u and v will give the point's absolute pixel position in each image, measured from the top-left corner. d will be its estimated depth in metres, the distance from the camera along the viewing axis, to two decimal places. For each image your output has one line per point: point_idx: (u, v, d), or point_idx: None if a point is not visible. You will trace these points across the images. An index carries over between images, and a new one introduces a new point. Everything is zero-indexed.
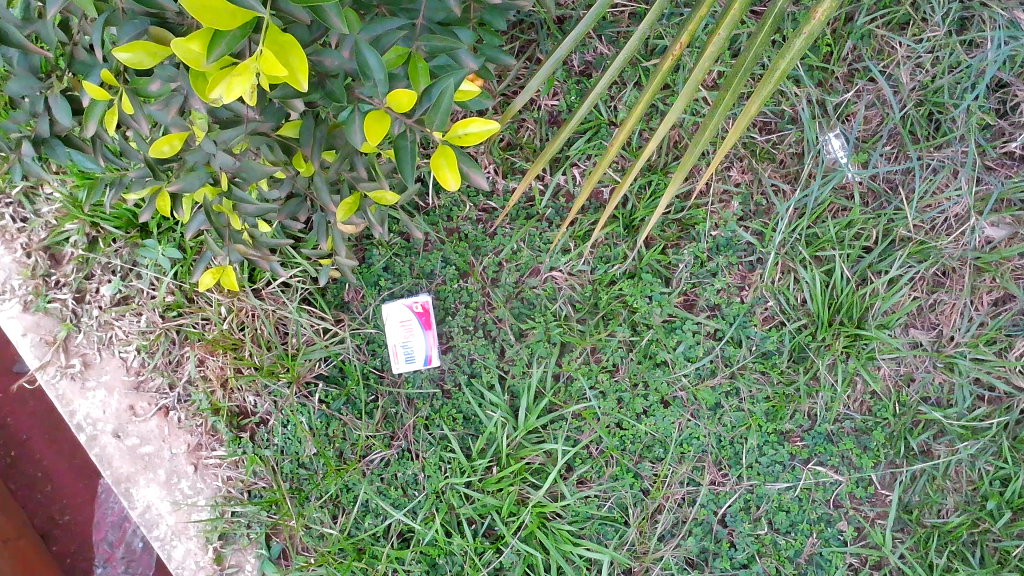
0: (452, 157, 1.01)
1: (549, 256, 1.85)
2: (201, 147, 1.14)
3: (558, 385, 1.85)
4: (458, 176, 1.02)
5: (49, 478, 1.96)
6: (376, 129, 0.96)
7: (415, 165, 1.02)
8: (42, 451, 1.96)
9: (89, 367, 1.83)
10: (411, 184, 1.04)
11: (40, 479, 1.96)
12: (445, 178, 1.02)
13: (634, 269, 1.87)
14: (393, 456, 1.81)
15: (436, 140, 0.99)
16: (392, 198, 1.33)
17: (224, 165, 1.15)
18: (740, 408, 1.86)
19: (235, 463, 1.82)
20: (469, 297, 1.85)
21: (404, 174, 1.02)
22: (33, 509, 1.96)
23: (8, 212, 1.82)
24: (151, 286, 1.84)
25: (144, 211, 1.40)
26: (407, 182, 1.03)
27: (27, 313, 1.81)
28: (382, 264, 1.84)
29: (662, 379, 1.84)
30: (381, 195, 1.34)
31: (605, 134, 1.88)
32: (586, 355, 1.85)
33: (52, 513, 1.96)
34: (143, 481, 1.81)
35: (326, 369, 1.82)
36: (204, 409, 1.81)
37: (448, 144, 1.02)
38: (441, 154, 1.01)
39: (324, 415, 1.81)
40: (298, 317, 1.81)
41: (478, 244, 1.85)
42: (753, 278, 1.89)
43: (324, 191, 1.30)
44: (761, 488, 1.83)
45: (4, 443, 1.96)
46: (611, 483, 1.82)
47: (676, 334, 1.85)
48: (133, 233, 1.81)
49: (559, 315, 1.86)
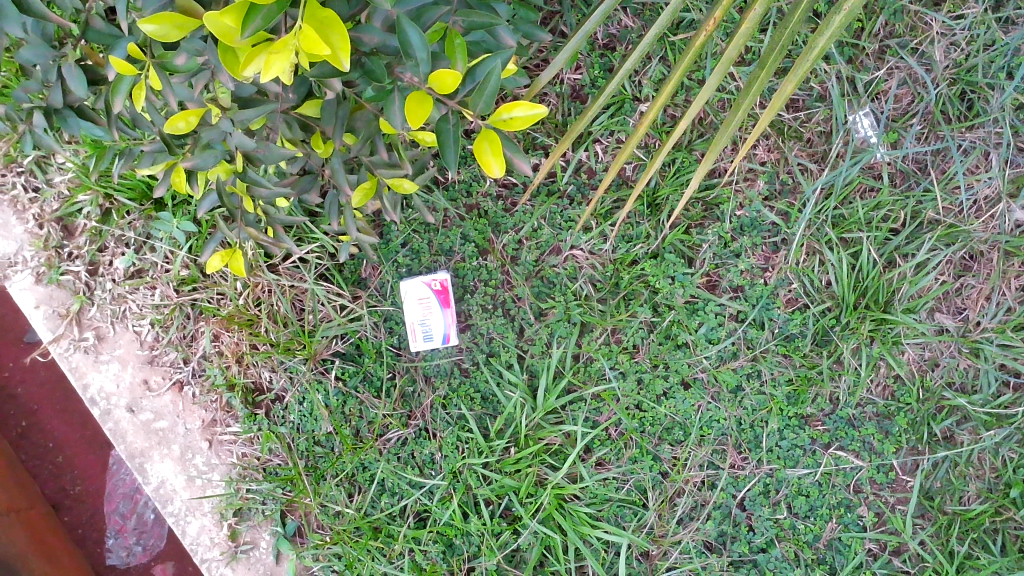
0: (496, 143, 0.98)
1: (570, 235, 1.82)
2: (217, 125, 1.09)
3: (578, 366, 1.82)
4: (504, 164, 0.98)
5: (61, 449, 1.94)
6: (420, 111, 0.91)
7: (457, 152, 0.97)
8: (54, 422, 1.94)
9: (102, 341, 1.80)
10: (452, 173, 0.99)
11: (51, 450, 1.94)
12: (489, 165, 0.98)
13: (657, 250, 1.84)
14: (411, 435, 1.78)
15: (480, 124, 0.96)
16: (411, 185, 1.29)
17: (240, 145, 1.10)
18: (762, 391, 1.83)
19: (250, 440, 1.79)
20: (488, 276, 1.82)
21: (446, 160, 0.97)
22: (45, 480, 1.94)
23: (20, 181, 1.79)
24: (165, 260, 1.81)
25: (157, 184, 1.34)
26: (448, 170, 0.99)
27: (40, 285, 1.79)
28: (400, 241, 1.80)
29: (684, 360, 1.81)
30: (399, 181, 1.30)
31: (629, 111, 1.86)
32: (607, 335, 1.82)
33: (62, 485, 1.94)
34: (157, 457, 1.79)
35: (342, 347, 1.80)
36: (219, 384, 1.78)
37: (491, 129, 0.98)
38: (484, 139, 0.98)
39: (340, 392, 1.78)
40: (316, 291, 1.78)
41: (498, 221, 1.83)
42: (778, 259, 1.86)
43: (340, 175, 1.22)
44: (781, 472, 1.81)
45: (15, 414, 1.94)
46: (629, 465, 1.80)
47: (699, 315, 1.83)
48: (147, 206, 1.79)
49: (580, 294, 1.83)
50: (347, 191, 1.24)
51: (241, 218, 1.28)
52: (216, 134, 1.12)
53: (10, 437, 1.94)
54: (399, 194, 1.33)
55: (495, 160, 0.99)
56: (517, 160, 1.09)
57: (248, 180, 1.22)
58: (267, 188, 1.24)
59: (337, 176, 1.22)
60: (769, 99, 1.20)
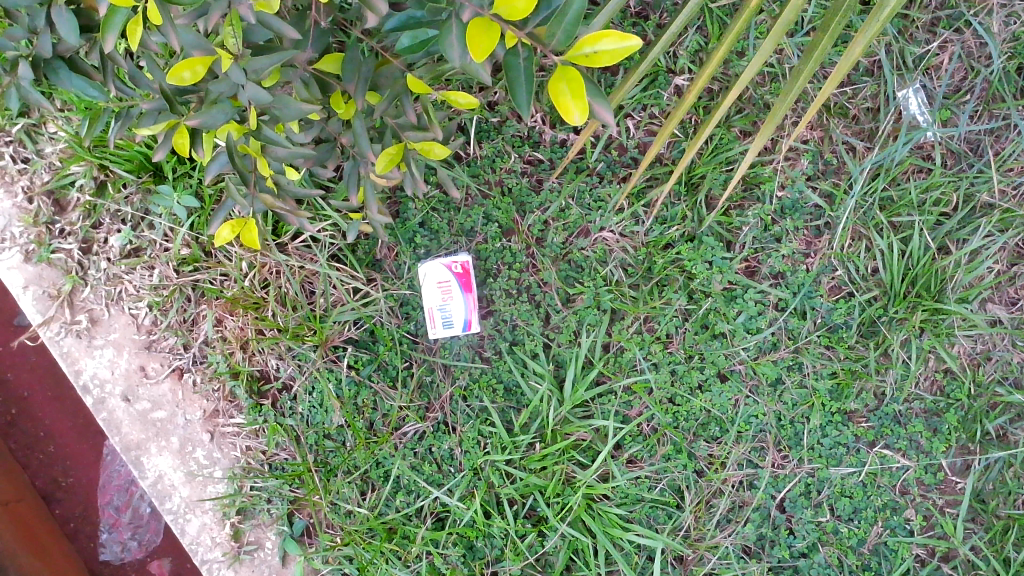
0: (576, 82, 0.81)
1: (600, 215, 1.70)
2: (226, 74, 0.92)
3: (608, 355, 1.69)
4: (585, 110, 0.82)
5: (53, 438, 1.82)
6: (486, 41, 0.78)
7: (530, 96, 0.82)
8: (45, 408, 1.81)
9: (96, 325, 1.67)
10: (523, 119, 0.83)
11: (43, 439, 1.82)
12: (566, 109, 0.82)
13: (693, 232, 1.72)
14: (429, 429, 1.65)
15: (555, 58, 0.80)
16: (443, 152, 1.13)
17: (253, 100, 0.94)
18: (803, 384, 1.72)
19: (255, 432, 1.66)
20: (512, 258, 1.69)
21: (516, 104, 0.82)
22: (36, 470, 1.82)
23: (9, 151, 1.66)
24: (165, 238, 1.67)
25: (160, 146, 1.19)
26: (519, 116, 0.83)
27: (29, 264, 1.66)
28: (418, 220, 1.67)
29: (720, 352, 1.70)
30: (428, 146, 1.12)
31: (663, 83, 1.75)
32: (639, 324, 1.70)
33: (55, 476, 1.82)
34: (154, 449, 1.65)
35: (356, 333, 1.66)
36: (222, 372, 1.64)
37: (572, 65, 0.82)
38: (561, 76, 0.81)
39: (353, 382, 1.64)
40: (327, 274, 1.65)
41: (523, 200, 1.70)
42: (820, 244, 1.74)
43: (364, 139, 1.10)
44: (823, 472, 1.69)
45: (4, 401, 1.81)
46: (662, 464, 1.68)
47: (737, 303, 1.71)
48: (145, 178, 1.65)
49: (610, 280, 1.71)
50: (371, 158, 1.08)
51: (253, 182, 1.11)
52: (226, 87, 0.96)
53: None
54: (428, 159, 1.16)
55: (574, 104, 0.82)
56: (598, 108, 0.88)
57: (263, 140, 1.05)
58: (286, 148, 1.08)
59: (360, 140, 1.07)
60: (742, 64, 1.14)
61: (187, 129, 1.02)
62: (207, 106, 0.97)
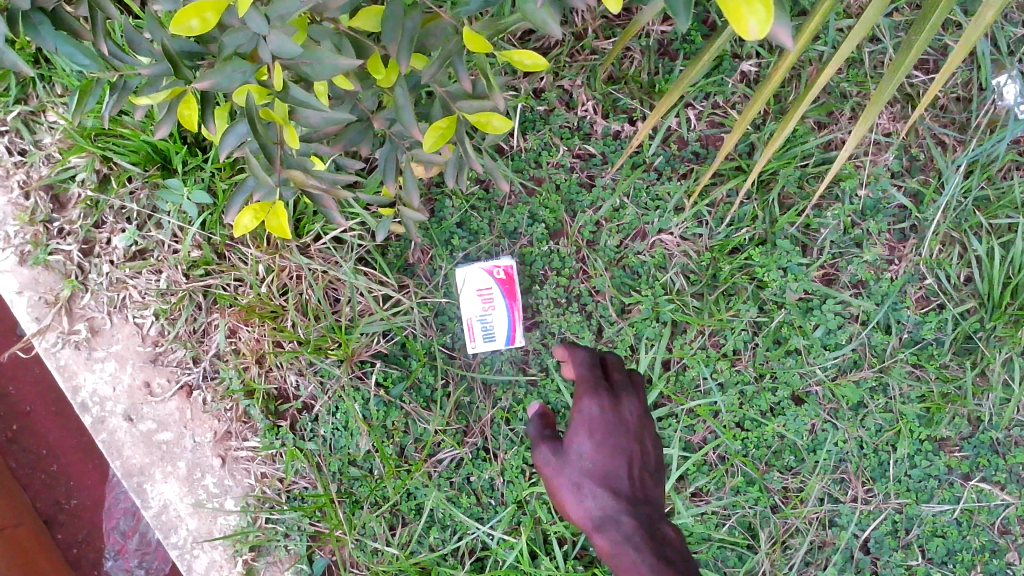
0: None
1: (659, 215, 1.51)
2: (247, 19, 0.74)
3: (669, 373, 1.50)
4: (768, 15, 0.59)
5: (55, 456, 1.64)
6: None
7: None
8: (48, 425, 1.64)
9: (97, 335, 1.50)
10: None
11: (45, 457, 1.64)
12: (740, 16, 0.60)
13: (765, 235, 1.52)
14: (467, 456, 1.47)
15: None
16: (504, 124, 0.94)
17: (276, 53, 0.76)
18: (888, 409, 1.52)
19: (271, 458, 1.48)
20: (561, 263, 1.51)
21: None
22: (37, 492, 1.65)
23: (3, 141, 1.49)
24: (174, 239, 1.50)
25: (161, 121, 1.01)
26: None
27: (24, 267, 1.48)
28: (456, 219, 1.50)
29: (795, 371, 1.51)
30: (485, 118, 0.95)
31: (726, 70, 1.54)
32: (704, 339, 1.51)
33: (57, 498, 1.65)
34: (159, 476, 1.48)
35: (385, 347, 1.48)
36: (235, 390, 1.47)
37: None
38: None
39: (382, 402, 1.46)
40: (354, 280, 1.47)
41: (572, 198, 1.52)
42: (905, 250, 1.53)
43: (406, 108, 0.92)
44: (913, 508, 1.49)
45: (3, 416, 1.64)
46: (732, 498, 1.50)
47: (815, 316, 1.51)
48: (153, 172, 1.48)
49: (670, 288, 1.52)
50: (418, 135, 0.92)
51: (276, 157, 0.88)
52: (244, 37, 0.78)
53: None
54: (485, 133, 0.97)
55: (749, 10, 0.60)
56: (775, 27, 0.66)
57: (291, 102, 0.85)
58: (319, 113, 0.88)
59: (403, 110, 0.92)
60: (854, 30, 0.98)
61: (196, 90, 0.82)
62: (219, 65, 0.78)
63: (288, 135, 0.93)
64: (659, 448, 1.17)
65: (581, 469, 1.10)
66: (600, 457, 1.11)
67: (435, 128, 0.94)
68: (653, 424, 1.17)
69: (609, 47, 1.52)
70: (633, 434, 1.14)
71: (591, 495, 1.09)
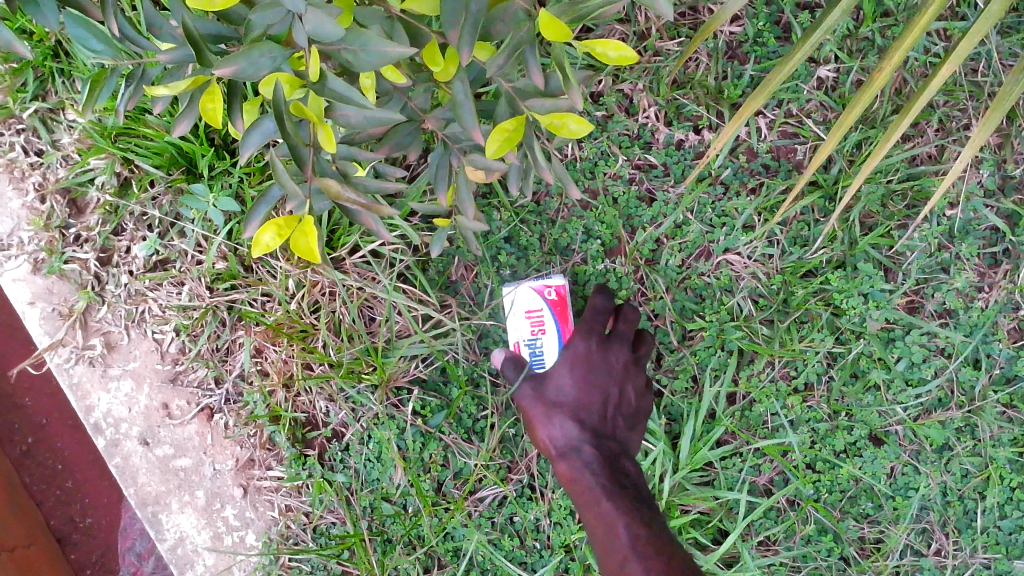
0: None
1: (725, 234, 1.38)
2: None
3: (735, 409, 1.38)
4: None
5: (70, 471, 1.52)
6: None
7: None
8: (64, 438, 1.52)
9: (113, 351, 1.38)
10: None
11: (60, 473, 1.52)
12: None
13: (842, 258, 1.38)
14: (511, 494, 1.34)
15: None
16: (583, 126, 0.79)
17: (313, 35, 0.65)
18: (977, 452, 1.36)
19: (297, 489, 1.36)
20: (617, 283, 1.38)
21: None
22: (51, 510, 1.52)
23: (19, 141, 1.38)
24: (198, 248, 1.39)
25: (182, 116, 0.90)
26: None
27: (38, 276, 1.38)
28: (504, 233, 1.37)
29: (873, 409, 1.36)
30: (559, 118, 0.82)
31: (802, 75, 1.40)
32: (774, 370, 1.38)
33: (71, 515, 1.52)
34: (175, 506, 1.37)
35: (423, 372, 1.35)
36: (259, 415, 1.35)
37: None
38: None
39: (419, 432, 1.34)
40: (392, 298, 1.34)
41: (631, 213, 1.39)
42: (997, 276, 1.37)
43: (466, 106, 0.80)
44: (1003, 564, 1.35)
45: (18, 429, 1.51)
46: (802, 548, 1.37)
47: (897, 348, 1.36)
48: (176, 176, 1.36)
49: (737, 313, 1.38)
50: (479, 136, 0.80)
51: (309, 159, 0.72)
52: (275, 15, 0.67)
53: (11, 454, 1.52)
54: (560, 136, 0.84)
55: None
56: None
57: (330, 95, 0.73)
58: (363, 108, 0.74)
59: (462, 109, 0.80)
60: (977, 23, 0.83)
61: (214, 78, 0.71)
62: (246, 47, 0.67)
63: (324, 138, 0.76)
64: (643, 390, 1.34)
65: (560, 403, 1.28)
66: (581, 392, 1.30)
67: (499, 130, 0.81)
68: (639, 375, 1.32)
69: (674, 48, 1.39)
70: (615, 378, 1.31)
71: (564, 422, 1.28)
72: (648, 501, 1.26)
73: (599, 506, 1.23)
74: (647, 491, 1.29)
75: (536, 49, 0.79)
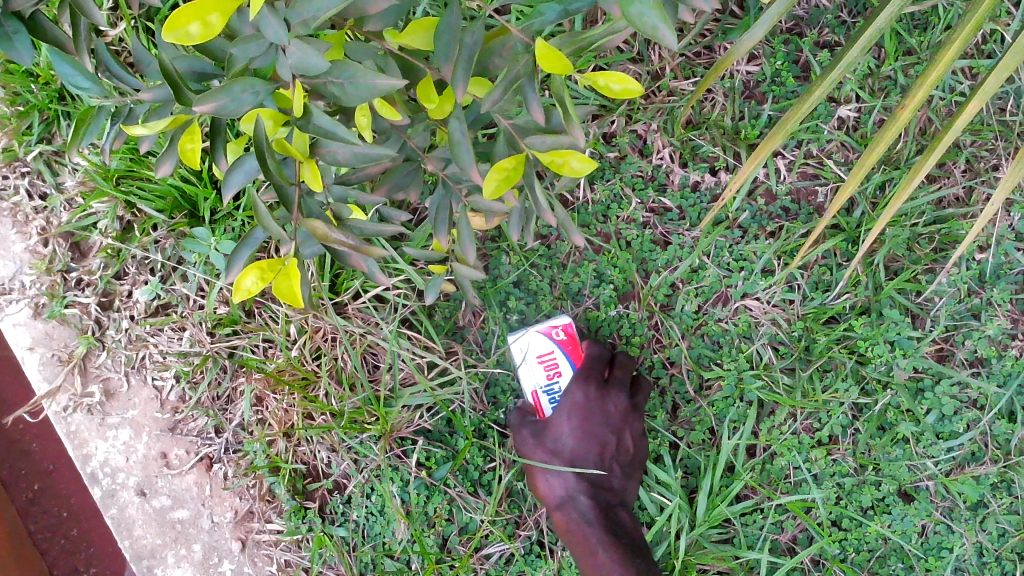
0: None
1: (743, 279, 1.33)
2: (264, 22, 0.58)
3: (755, 463, 1.32)
4: None
5: (77, 519, 1.46)
6: None
7: None
8: (71, 485, 1.46)
9: (112, 398, 1.35)
10: None
11: (65, 521, 1.46)
12: None
13: (867, 304, 1.33)
14: (518, 551, 1.29)
15: None
16: (585, 164, 0.76)
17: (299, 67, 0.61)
18: (1014, 510, 1.28)
19: (299, 543, 1.32)
20: (631, 330, 1.34)
21: None
22: (55, 558, 1.45)
23: (23, 184, 1.36)
24: (200, 293, 1.35)
25: (166, 155, 0.87)
26: None
27: (39, 320, 1.34)
28: (512, 278, 1.32)
29: (902, 464, 1.29)
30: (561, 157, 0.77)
31: (821, 115, 1.35)
32: (796, 423, 1.31)
33: (76, 566, 1.46)
34: (171, 560, 1.32)
35: (429, 423, 1.31)
36: (259, 466, 1.31)
37: None
38: None
39: (423, 485, 1.29)
40: (395, 346, 1.29)
41: (645, 257, 1.34)
42: None
43: (464, 145, 0.75)
44: None
45: (24, 474, 1.46)
46: None
47: (927, 399, 1.29)
48: (178, 220, 1.33)
49: (756, 361, 1.33)
50: (477, 176, 0.76)
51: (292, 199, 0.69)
52: (258, 48, 0.63)
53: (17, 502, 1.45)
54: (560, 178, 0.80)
55: None
56: None
57: (314, 133, 0.69)
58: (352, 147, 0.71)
59: (460, 147, 0.75)
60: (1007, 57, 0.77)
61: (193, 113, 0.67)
62: (226, 82, 0.63)
63: (310, 176, 0.74)
64: (643, 437, 1.29)
65: (559, 453, 1.26)
66: (577, 441, 1.27)
67: (498, 169, 0.77)
68: (638, 420, 1.28)
69: (689, 87, 1.35)
70: (613, 426, 1.27)
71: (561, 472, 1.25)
72: (644, 554, 1.25)
73: (595, 557, 1.23)
74: (644, 544, 1.27)
75: (536, 83, 0.72)
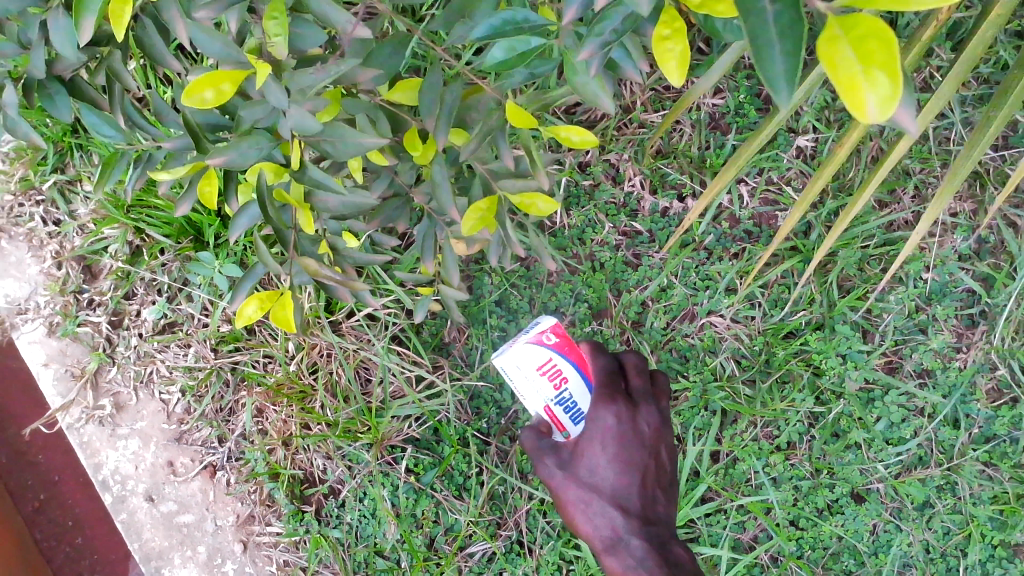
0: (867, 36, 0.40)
1: (708, 297, 1.44)
2: (270, 93, 0.69)
3: (719, 467, 1.42)
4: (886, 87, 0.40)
5: (81, 527, 1.54)
6: None
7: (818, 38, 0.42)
8: (77, 495, 1.55)
9: (122, 410, 1.45)
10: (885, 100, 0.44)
11: (71, 529, 1.55)
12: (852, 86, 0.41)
13: (822, 320, 1.44)
14: (499, 550, 1.39)
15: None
16: (549, 206, 0.87)
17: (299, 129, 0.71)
18: (957, 510, 1.39)
19: (296, 544, 1.42)
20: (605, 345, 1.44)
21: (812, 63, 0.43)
22: (61, 564, 1.54)
23: (38, 212, 1.46)
24: (204, 312, 1.45)
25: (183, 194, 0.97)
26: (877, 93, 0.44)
27: (53, 338, 1.45)
28: (494, 297, 1.43)
29: (854, 467, 1.40)
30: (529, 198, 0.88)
31: (781, 145, 1.46)
32: (756, 430, 1.42)
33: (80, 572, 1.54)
34: (178, 560, 1.42)
35: (416, 431, 1.41)
36: (259, 473, 1.41)
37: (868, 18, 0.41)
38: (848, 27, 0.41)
39: (412, 489, 1.39)
40: (386, 360, 1.40)
41: (617, 276, 1.45)
42: (974, 336, 1.41)
43: (443, 188, 0.86)
44: None
45: (33, 486, 1.55)
46: None
47: (876, 407, 1.40)
48: (184, 244, 1.44)
49: (720, 373, 1.44)
50: (455, 215, 0.86)
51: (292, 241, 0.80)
52: (263, 111, 0.74)
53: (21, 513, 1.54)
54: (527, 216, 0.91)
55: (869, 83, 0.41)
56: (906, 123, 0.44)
57: (308, 183, 0.81)
58: (342, 195, 0.83)
59: (439, 189, 0.86)
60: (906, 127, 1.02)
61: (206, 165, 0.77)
62: (236, 140, 0.74)
63: (304, 220, 0.86)
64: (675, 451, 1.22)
65: (599, 487, 1.15)
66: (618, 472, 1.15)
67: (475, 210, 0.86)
68: (667, 433, 1.22)
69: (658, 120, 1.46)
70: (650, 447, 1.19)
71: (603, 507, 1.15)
72: None
73: None
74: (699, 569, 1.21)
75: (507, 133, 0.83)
